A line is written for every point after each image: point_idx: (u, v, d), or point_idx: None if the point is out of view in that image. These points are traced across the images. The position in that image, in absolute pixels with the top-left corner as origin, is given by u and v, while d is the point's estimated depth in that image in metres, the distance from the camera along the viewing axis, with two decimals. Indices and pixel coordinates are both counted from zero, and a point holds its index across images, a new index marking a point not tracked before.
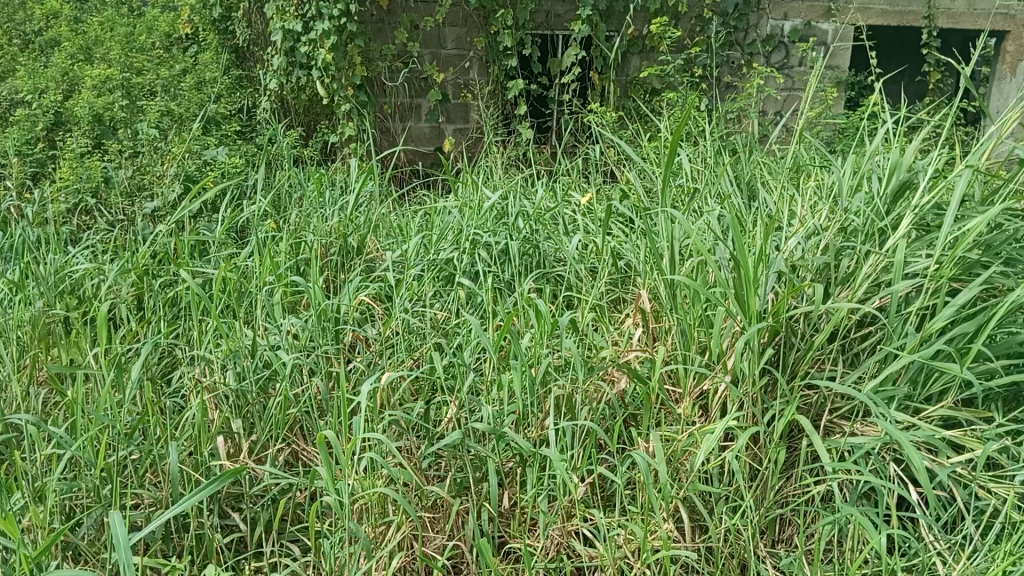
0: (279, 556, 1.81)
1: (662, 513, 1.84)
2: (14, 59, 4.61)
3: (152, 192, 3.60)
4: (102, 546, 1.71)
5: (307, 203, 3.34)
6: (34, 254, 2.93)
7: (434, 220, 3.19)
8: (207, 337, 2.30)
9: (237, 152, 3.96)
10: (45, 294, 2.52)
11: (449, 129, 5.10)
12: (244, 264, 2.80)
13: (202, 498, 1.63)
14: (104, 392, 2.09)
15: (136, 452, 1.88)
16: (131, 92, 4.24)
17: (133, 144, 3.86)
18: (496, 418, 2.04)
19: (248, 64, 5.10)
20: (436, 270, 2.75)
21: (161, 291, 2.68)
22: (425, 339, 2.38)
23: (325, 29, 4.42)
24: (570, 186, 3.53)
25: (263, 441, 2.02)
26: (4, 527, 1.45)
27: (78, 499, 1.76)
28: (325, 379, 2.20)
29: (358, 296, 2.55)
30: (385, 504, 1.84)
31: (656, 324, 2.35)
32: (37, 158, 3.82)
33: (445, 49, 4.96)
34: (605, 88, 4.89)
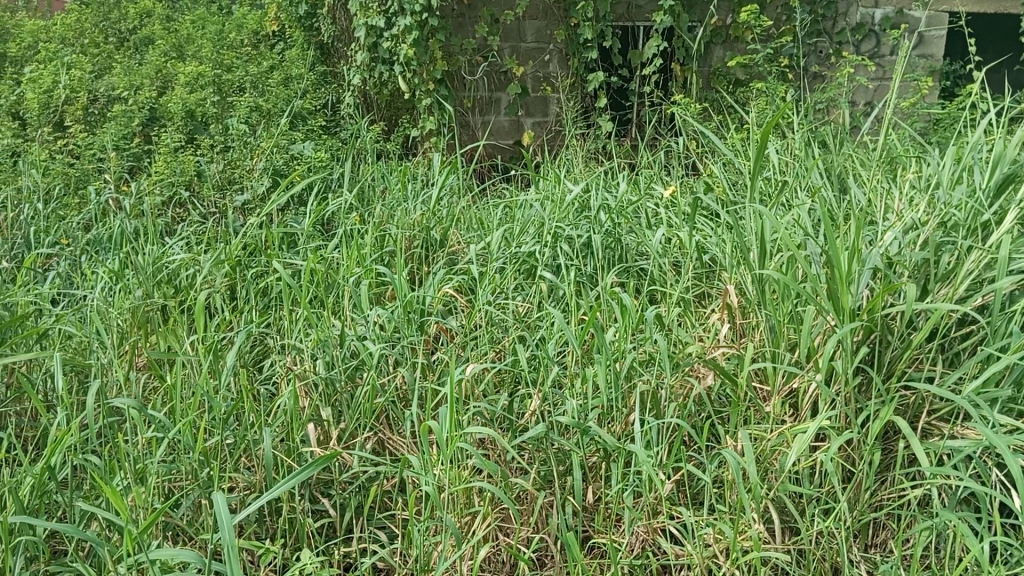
0: (367, 543, 1.85)
1: (753, 513, 1.80)
2: (111, 57, 4.81)
3: (242, 185, 3.72)
4: (199, 528, 1.77)
5: (391, 197, 3.39)
6: (134, 245, 3.06)
7: (516, 214, 3.21)
8: (298, 326, 2.36)
9: (323, 146, 4.05)
10: (144, 283, 2.64)
11: (529, 124, 5.12)
12: (331, 257, 2.87)
13: (295, 483, 1.65)
14: (200, 378, 2.17)
15: (231, 436, 1.94)
16: (221, 89, 4.39)
17: (224, 139, 4.00)
18: (580, 413, 2.03)
19: (333, 60, 5.21)
20: (518, 263, 2.77)
21: (253, 282, 2.77)
22: (508, 331, 2.39)
23: (407, 24, 4.46)
24: (652, 179, 3.50)
25: (351, 429, 2.06)
26: (112, 501, 1.50)
27: (175, 482, 1.82)
28: (411, 370, 2.23)
29: (442, 288, 2.59)
30: (471, 495, 1.84)
31: (743, 320, 2.30)
32: (134, 153, 3.98)
33: (525, 43, 4.99)
34: (688, 80, 4.81)
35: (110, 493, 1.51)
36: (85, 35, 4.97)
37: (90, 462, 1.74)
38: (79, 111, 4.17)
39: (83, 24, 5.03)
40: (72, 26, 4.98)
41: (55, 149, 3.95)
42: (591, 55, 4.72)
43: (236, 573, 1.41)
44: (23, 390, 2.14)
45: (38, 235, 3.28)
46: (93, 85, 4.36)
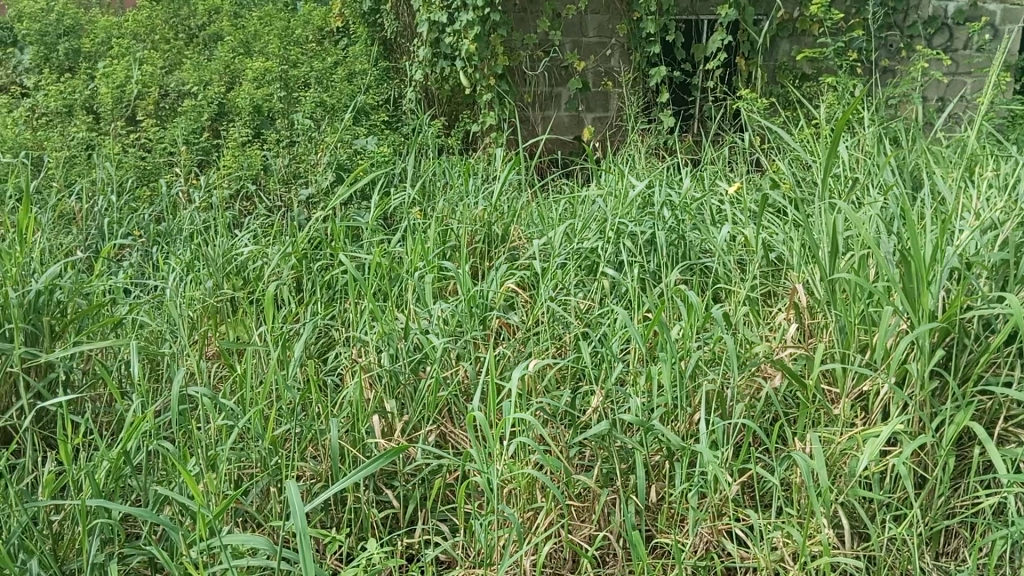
0: (430, 535, 1.86)
1: (822, 517, 1.76)
2: (181, 53, 4.93)
3: (307, 179, 3.79)
4: (268, 515, 1.80)
5: (454, 192, 3.42)
6: (205, 238, 3.15)
7: (577, 210, 3.20)
8: (362, 319, 2.39)
9: (386, 142, 4.09)
10: (215, 275, 2.71)
11: (589, 119, 5.09)
12: (394, 251, 2.90)
13: (362, 473, 1.67)
14: (267, 368, 2.21)
15: (298, 426, 1.97)
16: (288, 85, 4.46)
17: (289, 134, 4.08)
18: (644, 411, 2.01)
19: (395, 56, 5.25)
20: (580, 258, 2.75)
21: (318, 275, 2.82)
22: (570, 327, 2.39)
23: (469, 20, 4.48)
24: (716, 175, 3.45)
25: (414, 421, 2.07)
26: (188, 486, 1.54)
27: (244, 469, 1.86)
28: (474, 364, 2.24)
29: (505, 283, 2.59)
30: (534, 490, 1.85)
31: (811, 320, 2.26)
32: (203, 147, 4.07)
33: (586, 37, 4.96)
34: (753, 74, 4.73)
35: (186, 478, 1.55)
36: (156, 31, 5.10)
37: (164, 448, 1.78)
38: (151, 105, 4.29)
39: (153, 20, 5.17)
40: (143, 21, 5.11)
41: (127, 142, 4.07)
42: (653, 49, 4.68)
43: (305, 561, 1.42)
44: (100, 376, 2.22)
45: (111, 226, 3.38)
46: (164, 80, 4.47)
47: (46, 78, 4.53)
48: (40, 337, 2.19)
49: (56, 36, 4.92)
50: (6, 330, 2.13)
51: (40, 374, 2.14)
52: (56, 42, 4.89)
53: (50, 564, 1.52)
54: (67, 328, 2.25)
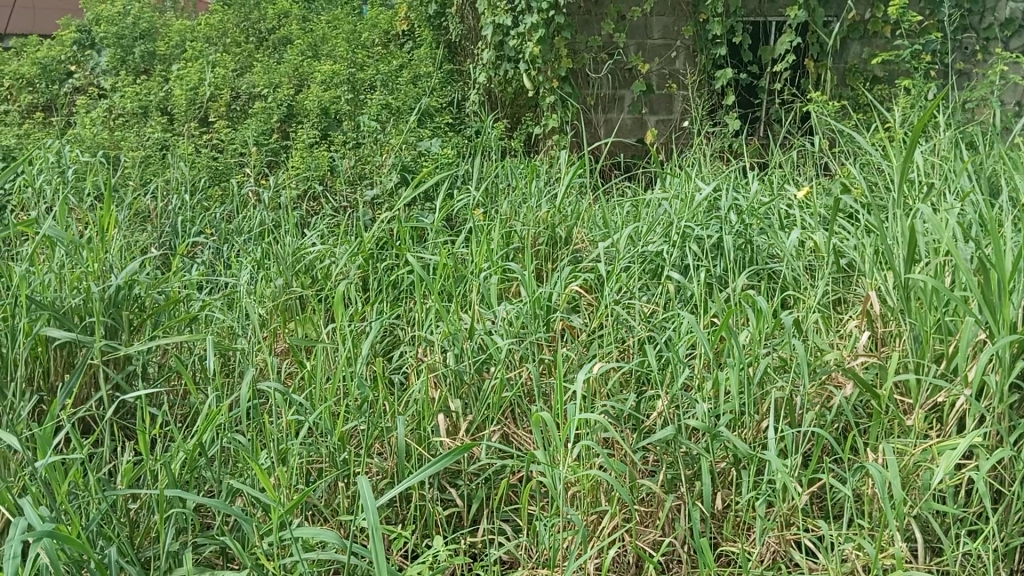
0: (493, 535, 1.87)
1: (895, 530, 1.72)
2: (252, 56, 5.06)
3: (372, 180, 3.85)
4: (336, 510, 1.84)
5: (517, 194, 3.43)
6: (274, 237, 3.22)
7: (642, 214, 3.17)
8: (427, 319, 2.42)
9: (450, 144, 4.13)
10: (285, 273, 2.77)
11: (653, 122, 5.04)
12: (459, 252, 2.93)
13: (430, 472, 1.68)
14: (335, 365, 2.25)
15: (365, 423, 2.00)
16: (354, 87, 4.54)
17: (356, 136, 4.15)
18: (710, 417, 1.99)
19: (459, 58, 5.29)
20: (645, 262, 2.73)
21: (384, 275, 2.86)
22: (634, 331, 2.38)
23: (534, 22, 4.49)
24: (785, 179, 3.39)
25: (479, 421, 2.08)
26: (261, 478, 1.58)
27: (313, 464, 1.89)
28: (538, 366, 2.25)
29: (569, 285, 2.59)
30: (598, 493, 1.84)
31: (884, 328, 2.20)
32: (272, 148, 4.17)
33: (651, 39, 4.93)
34: (822, 77, 4.64)
35: (259, 471, 1.59)
36: (228, 35, 5.24)
37: (237, 441, 1.83)
38: (222, 107, 4.41)
39: (226, 23, 5.30)
40: (216, 25, 5.24)
41: (200, 142, 4.18)
42: (720, 51, 4.63)
43: (376, 557, 1.44)
44: (175, 370, 2.29)
45: (184, 224, 3.47)
46: (235, 83, 4.58)
47: (123, 80, 4.67)
48: (119, 330, 2.27)
49: (132, 39, 5.06)
50: (88, 324, 2.21)
51: (118, 366, 2.22)
52: (133, 44, 5.04)
53: (129, 550, 1.57)
54: (144, 323, 2.32)
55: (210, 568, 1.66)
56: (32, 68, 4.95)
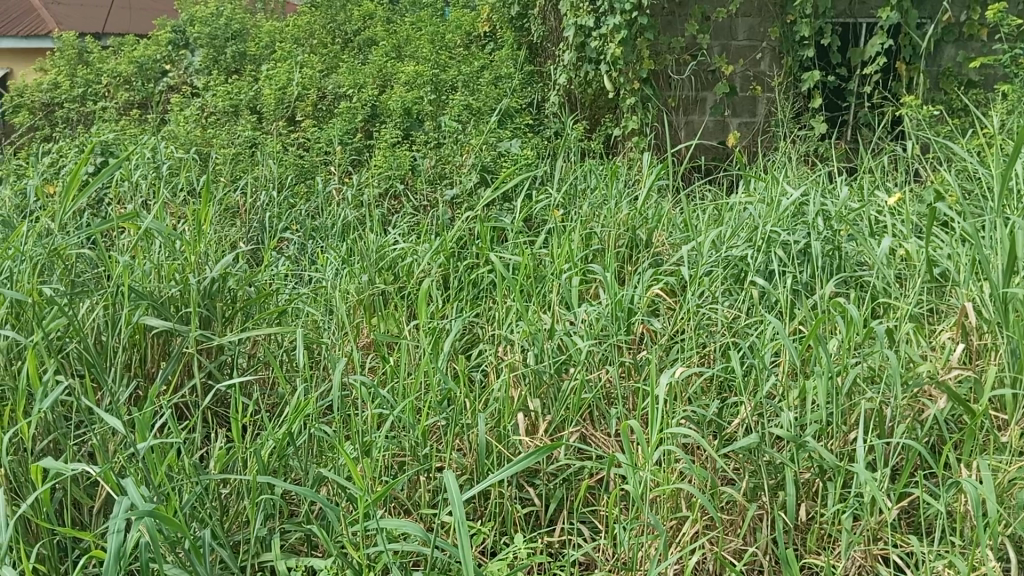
0: (570, 536, 1.87)
1: (989, 551, 1.65)
2: (338, 57, 5.18)
3: (452, 180, 3.91)
4: (416, 504, 1.86)
5: (598, 196, 3.42)
6: (358, 235, 3.28)
7: (725, 218, 3.12)
8: (507, 319, 2.43)
9: (530, 145, 4.16)
10: (368, 270, 2.82)
11: (735, 124, 4.94)
12: (539, 253, 2.94)
13: (513, 470, 1.69)
14: (417, 362, 2.29)
15: (446, 419, 2.03)
16: (437, 88, 4.61)
17: (438, 136, 4.22)
18: (795, 426, 1.95)
19: (540, 60, 5.29)
20: (728, 266, 2.68)
21: (464, 273, 2.89)
22: (717, 336, 2.35)
23: (616, 23, 4.46)
24: (874, 184, 3.30)
25: (558, 422, 2.08)
26: (350, 469, 1.63)
27: (395, 458, 1.92)
28: (617, 369, 2.24)
29: (651, 288, 2.57)
30: (679, 499, 1.82)
31: (979, 341, 2.12)
32: (356, 147, 4.26)
33: (736, 41, 4.83)
34: (914, 80, 4.50)
35: (351, 461, 1.65)
36: (316, 36, 5.39)
37: (324, 432, 1.88)
38: (309, 107, 4.52)
39: (313, 25, 5.45)
40: (304, 27, 5.39)
41: (288, 140, 4.29)
42: (807, 53, 4.53)
43: (460, 553, 1.46)
44: (264, 360, 2.37)
45: (272, 220, 3.56)
46: (322, 83, 4.69)
47: (215, 80, 4.82)
48: (212, 321, 2.35)
49: (225, 40, 5.23)
50: (184, 314, 2.30)
51: (211, 355, 2.31)
52: (225, 45, 5.20)
53: (220, 533, 1.62)
54: (236, 314, 2.41)
55: (295, 555, 1.71)
56: (129, 66, 5.03)
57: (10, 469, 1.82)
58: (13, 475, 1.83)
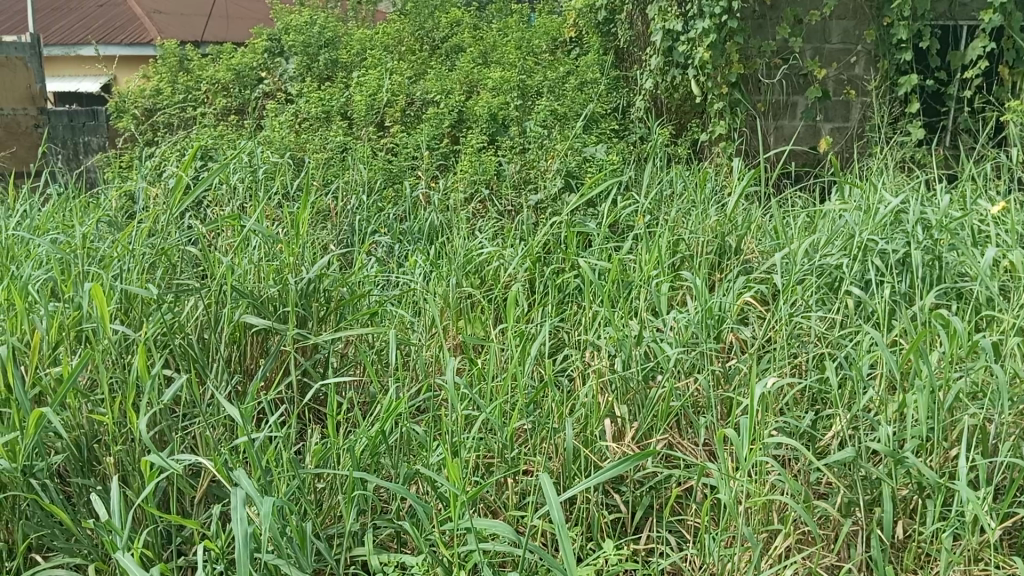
0: (657, 544, 1.87)
1: None
2: (426, 63, 5.29)
3: (537, 185, 3.94)
4: (503, 505, 1.88)
5: (685, 202, 3.38)
6: (448, 239, 3.33)
7: (818, 226, 3.05)
8: (594, 324, 2.43)
9: (615, 150, 4.16)
10: (457, 273, 2.86)
11: (828, 129, 4.80)
12: (626, 259, 2.92)
13: (604, 476, 1.68)
14: (505, 365, 2.31)
15: (533, 423, 2.05)
16: (524, 94, 4.66)
17: (523, 141, 4.26)
18: (893, 441, 1.90)
19: (626, 64, 5.26)
20: (823, 275, 2.62)
21: (551, 278, 2.90)
22: (811, 347, 2.30)
23: (705, 27, 4.41)
24: (975, 192, 3.19)
25: (645, 429, 2.06)
26: (448, 467, 1.65)
27: (483, 459, 1.95)
28: (707, 377, 2.21)
29: (742, 296, 2.53)
30: (771, 512, 1.79)
31: None
32: (443, 153, 4.33)
33: (829, 44, 4.70)
34: (1019, 85, 4.34)
35: (448, 460, 1.67)
36: (404, 42, 5.52)
37: (415, 432, 1.92)
38: (397, 113, 4.61)
39: (403, 32, 5.58)
40: (393, 34, 5.50)
41: (377, 146, 4.38)
42: (905, 56, 4.39)
43: (555, 558, 1.47)
44: (356, 360, 2.44)
45: (361, 223, 3.63)
46: (410, 89, 4.78)
47: (308, 86, 4.96)
48: (309, 320, 2.44)
49: (317, 47, 5.35)
50: (282, 313, 2.38)
51: (306, 354, 2.38)
52: (318, 52, 5.32)
53: (318, 526, 1.68)
54: (330, 315, 2.48)
55: (387, 550, 1.76)
56: (227, 74, 5.20)
57: (120, 458, 1.92)
58: (123, 464, 1.92)
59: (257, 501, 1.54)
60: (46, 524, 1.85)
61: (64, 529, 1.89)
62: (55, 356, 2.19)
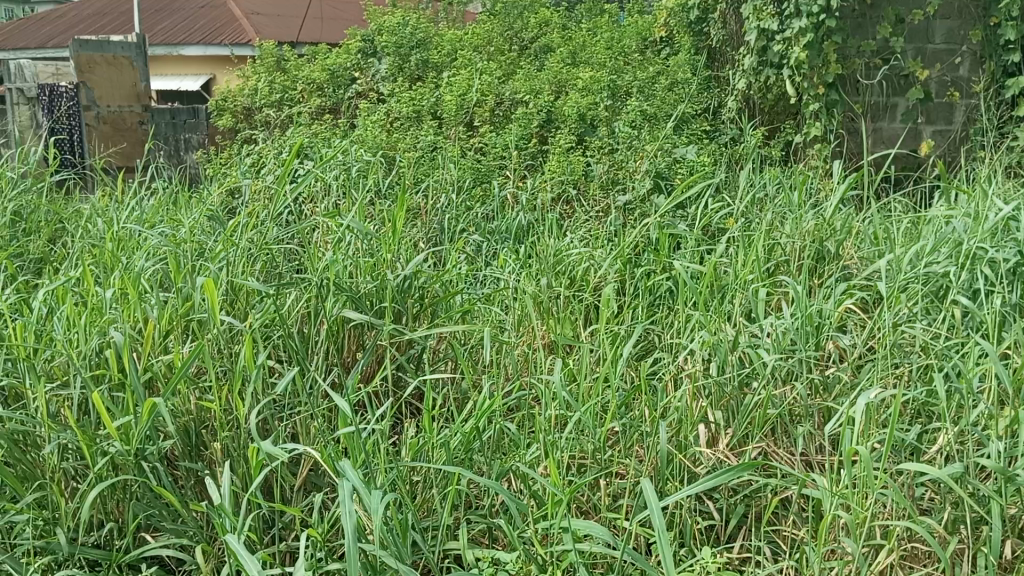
0: (752, 553, 1.84)
1: None
2: (515, 64, 5.32)
3: (626, 185, 3.92)
4: (596, 507, 1.88)
5: (779, 205, 3.30)
6: (540, 238, 3.34)
7: (922, 232, 2.93)
8: (687, 328, 2.39)
9: (707, 151, 4.09)
10: (546, 272, 2.86)
11: (929, 132, 4.62)
12: (720, 264, 2.87)
13: (706, 482, 1.67)
14: (596, 366, 2.31)
15: (626, 425, 2.04)
16: (614, 94, 4.64)
17: (612, 142, 4.23)
18: (1002, 457, 1.83)
19: (718, 64, 5.16)
20: (928, 284, 2.52)
21: (641, 279, 2.88)
22: (913, 357, 2.22)
23: (802, 26, 4.28)
24: None
25: (740, 436, 2.03)
26: (550, 467, 1.67)
27: (576, 459, 1.95)
28: (805, 385, 2.16)
29: (844, 303, 2.46)
30: (873, 526, 1.75)
31: None
32: (531, 153, 4.34)
33: (933, 44, 4.52)
34: None
35: (550, 458, 1.69)
36: (494, 43, 5.57)
37: (509, 430, 1.93)
38: (487, 113, 4.64)
39: (492, 33, 5.64)
40: (483, 34, 5.54)
41: (466, 145, 4.42)
42: (1013, 56, 4.29)
43: (660, 560, 1.46)
44: (449, 356, 2.48)
45: (451, 222, 3.66)
46: (499, 89, 4.80)
47: (400, 86, 5.03)
48: (404, 315, 2.49)
49: (409, 48, 5.42)
50: (379, 308, 2.43)
51: (401, 349, 2.43)
52: (409, 53, 5.39)
53: (416, 519, 1.72)
54: (424, 311, 2.53)
55: (479, 546, 1.78)
56: (322, 74, 5.30)
57: (226, 444, 1.99)
58: (228, 450, 2.00)
59: (364, 496, 1.59)
60: (155, 505, 1.93)
61: (171, 511, 1.97)
62: (165, 344, 2.29)
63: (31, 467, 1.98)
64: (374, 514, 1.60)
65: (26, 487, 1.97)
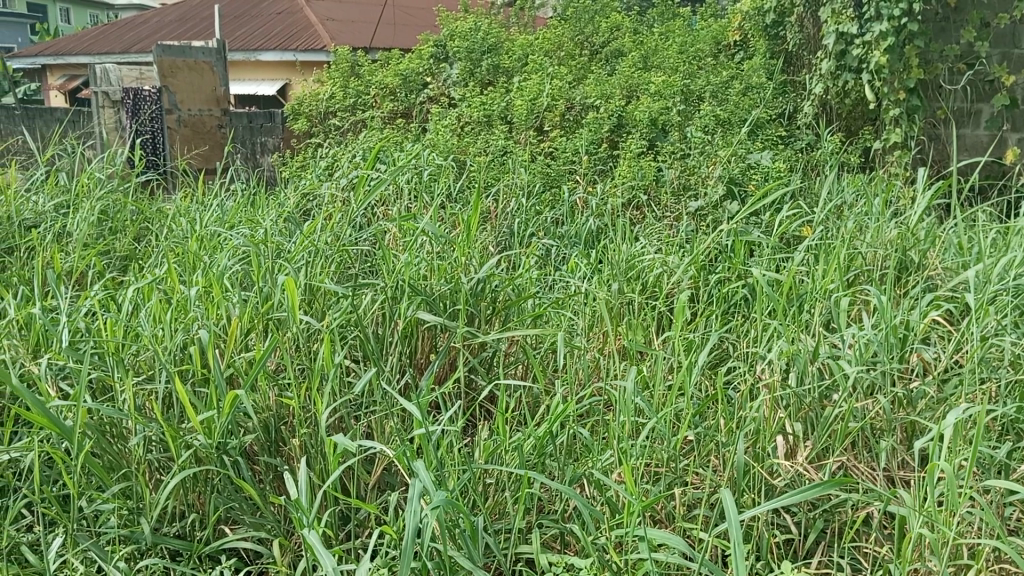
0: (831, 570, 1.79)
1: None
2: (586, 69, 5.31)
3: (698, 191, 3.86)
4: (669, 516, 1.86)
5: (858, 213, 3.22)
6: (612, 242, 3.31)
7: (1010, 243, 2.82)
8: (763, 338, 2.34)
9: (782, 157, 4.02)
10: (617, 276, 2.84)
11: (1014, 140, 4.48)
12: (798, 273, 2.81)
13: (787, 495, 1.63)
14: (670, 373, 2.29)
15: (702, 434, 2.01)
16: (687, 99, 4.59)
17: (684, 147, 4.17)
18: None
19: (794, 69, 5.05)
20: (1018, 296, 2.44)
21: (715, 287, 2.84)
22: (1000, 372, 2.15)
23: (883, 30, 4.13)
24: None
25: (819, 449, 1.98)
26: (624, 474, 1.65)
27: (650, 467, 1.93)
28: (888, 398, 2.09)
29: (930, 315, 2.36)
30: (959, 545, 1.69)
31: None
32: (602, 157, 4.32)
33: (1019, 49, 4.35)
34: None
35: (624, 465, 1.68)
36: (564, 48, 5.57)
37: (581, 435, 1.93)
38: (557, 117, 4.63)
39: (563, 38, 5.64)
40: (553, 40, 5.56)
41: (537, 150, 4.41)
42: None
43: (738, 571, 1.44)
44: (521, 360, 2.48)
45: (521, 226, 3.66)
46: (570, 93, 4.78)
47: (471, 91, 5.06)
48: (477, 319, 2.52)
49: (480, 53, 5.45)
50: (453, 310, 2.46)
51: (474, 351, 2.46)
52: (480, 58, 5.42)
53: (488, 521, 1.73)
54: (497, 315, 2.55)
55: (552, 550, 1.78)
56: (395, 79, 5.35)
57: (304, 440, 2.04)
58: (306, 446, 2.04)
59: (432, 496, 1.59)
60: (235, 498, 1.98)
61: (251, 504, 2.02)
62: (246, 342, 2.35)
63: (116, 458, 2.05)
64: (443, 515, 1.61)
65: (111, 476, 2.04)
